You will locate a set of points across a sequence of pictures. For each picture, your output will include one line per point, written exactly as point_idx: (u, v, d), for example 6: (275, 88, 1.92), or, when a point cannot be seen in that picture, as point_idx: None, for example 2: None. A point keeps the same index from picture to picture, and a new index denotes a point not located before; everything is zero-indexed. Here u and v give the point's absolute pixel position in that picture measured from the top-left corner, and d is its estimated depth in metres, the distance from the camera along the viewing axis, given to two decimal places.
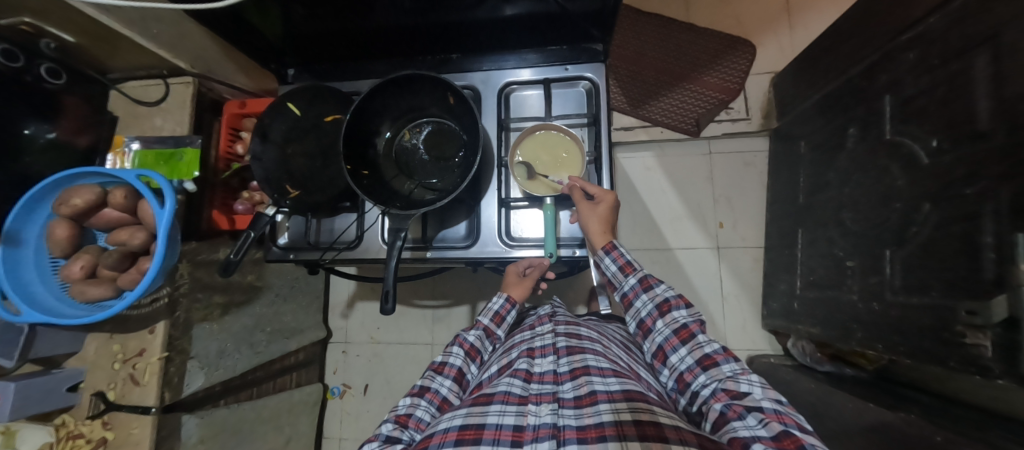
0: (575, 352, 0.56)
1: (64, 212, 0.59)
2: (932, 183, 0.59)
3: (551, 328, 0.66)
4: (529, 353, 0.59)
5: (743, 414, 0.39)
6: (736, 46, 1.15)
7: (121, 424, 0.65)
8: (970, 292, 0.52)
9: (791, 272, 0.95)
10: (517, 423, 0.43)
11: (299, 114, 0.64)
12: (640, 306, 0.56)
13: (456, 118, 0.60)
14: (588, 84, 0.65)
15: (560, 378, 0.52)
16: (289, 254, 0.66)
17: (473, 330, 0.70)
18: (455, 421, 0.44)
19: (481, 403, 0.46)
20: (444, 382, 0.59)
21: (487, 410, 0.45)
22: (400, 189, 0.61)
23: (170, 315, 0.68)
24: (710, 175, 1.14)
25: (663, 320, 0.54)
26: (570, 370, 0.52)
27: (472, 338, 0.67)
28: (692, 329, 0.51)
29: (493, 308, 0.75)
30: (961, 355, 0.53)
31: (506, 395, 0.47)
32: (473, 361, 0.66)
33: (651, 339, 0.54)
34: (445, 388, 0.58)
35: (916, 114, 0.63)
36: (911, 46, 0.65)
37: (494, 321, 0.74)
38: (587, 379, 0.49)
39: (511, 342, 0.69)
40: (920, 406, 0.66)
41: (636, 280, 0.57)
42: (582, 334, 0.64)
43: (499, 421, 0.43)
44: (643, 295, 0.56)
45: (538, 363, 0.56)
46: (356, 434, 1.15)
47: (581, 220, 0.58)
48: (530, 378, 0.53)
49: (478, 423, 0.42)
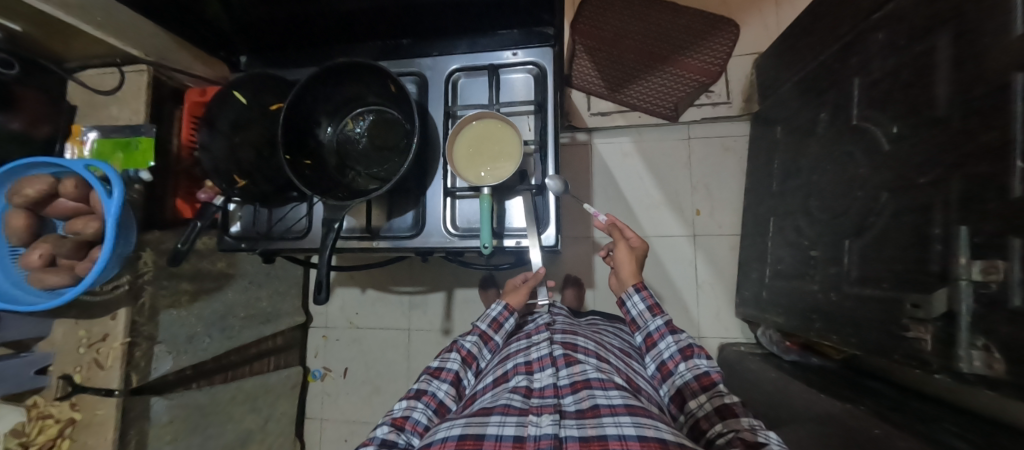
0: (574, 362, 0.58)
1: (19, 202, 0.61)
2: (892, 172, 0.56)
3: (547, 337, 0.66)
4: (527, 367, 0.59)
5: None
6: (718, 25, 1.10)
7: (88, 406, 0.67)
8: (916, 284, 0.50)
9: (762, 261, 0.93)
10: (517, 434, 0.44)
11: (246, 103, 0.63)
12: (662, 348, 0.66)
13: (399, 107, 0.59)
14: (534, 69, 0.62)
15: (560, 391, 0.54)
16: (240, 243, 0.66)
17: (470, 336, 0.71)
18: (454, 431, 0.45)
19: (480, 414, 0.48)
20: (441, 386, 0.61)
21: (487, 421, 0.46)
22: (344, 178, 0.61)
23: (131, 301, 0.70)
24: (688, 161, 1.12)
25: (685, 364, 0.61)
26: (570, 384, 0.54)
27: (468, 345, 0.68)
28: (713, 377, 0.56)
29: (493, 314, 0.75)
30: (905, 349, 0.52)
31: (506, 408, 0.49)
32: (471, 367, 0.67)
33: (671, 381, 0.61)
34: (443, 392, 0.60)
35: (881, 98, 0.60)
36: (881, 26, 0.61)
37: (492, 328, 0.74)
38: (588, 392, 0.51)
39: (506, 351, 0.70)
40: (873, 396, 0.66)
41: (662, 322, 0.68)
42: (579, 343, 0.65)
43: (499, 432, 0.44)
44: (668, 338, 0.66)
45: (537, 378, 0.57)
46: (337, 416, 1.19)
47: (618, 263, 0.76)
48: (531, 394, 0.54)
49: (477, 433, 0.44)
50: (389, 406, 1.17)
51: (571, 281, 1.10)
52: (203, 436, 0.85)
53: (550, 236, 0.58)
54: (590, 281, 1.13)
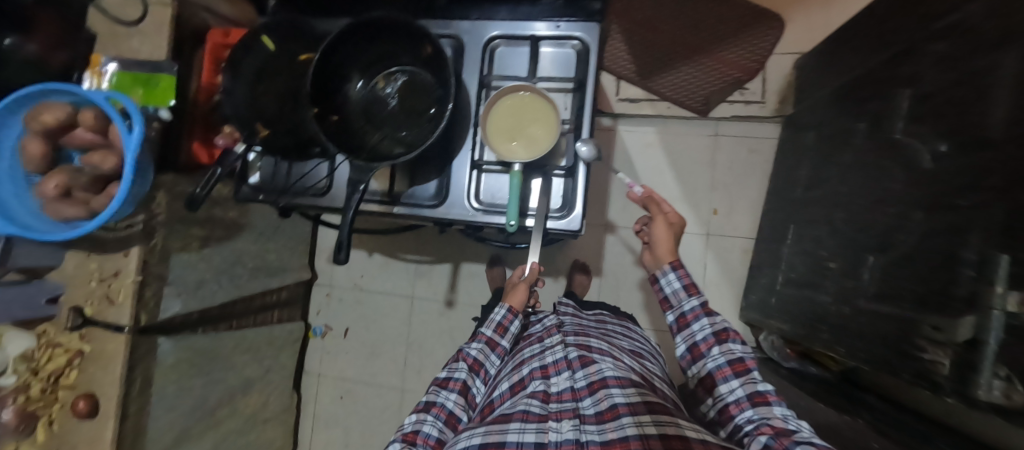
0: (589, 363, 0.60)
1: (36, 128, 0.59)
2: (929, 191, 0.55)
3: (560, 340, 0.69)
4: (542, 372, 0.63)
5: (790, 446, 0.42)
6: (763, 20, 1.05)
7: (98, 339, 0.68)
8: (939, 308, 0.49)
9: (774, 267, 0.93)
10: (538, 440, 0.47)
11: (273, 49, 0.60)
12: (696, 329, 0.65)
13: (433, 71, 0.56)
14: (578, 45, 0.59)
15: (578, 393, 0.57)
16: (258, 194, 0.65)
17: (475, 343, 0.72)
18: (474, 440, 0.49)
19: (499, 422, 0.51)
20: (450, 396, 0.62)
21: (506, 428, 0.49)
22: (367, 140, 0.56)
23: (145, 241, 0.69)
24: (711, 158, 1.09)
25: (719, 347, 0.61)
26: (587, 385, 0.56)
27: (474, 353, 0.70)
28: (747, 364, 0.57)
29: (496, 319, 0.77)
30: (915, 368, 0.52)
31: (525, 414, 0.52)
32: (478, 375, 0.69)
33: (701, 363, 0.62)
34: (450, 402, 0.61)
35: (929, 113, 0.58)
36: (942, 36, 0.57)
37: (497, 333, 0.76)
38: (606, 391, 0.53)
39: (520, 357, 0.71)
40: (871, 410, 0.67)
41: (698, 303, 0.67)
42: (591, 345, 0.66)
43: (520, 438, 0.47)
44: (703, 320, 0.65)
45: (554, 382, 0.60)
46: (335, 374, 1.22)
47: (655, 239, 0.77)
48: (549, 398, 0.57)
49: (498, 440, 0.47)
50: (387, 368, 1.19)
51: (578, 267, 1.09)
52: (208, 378, 0.87)
53: (574, 219, 0.57)
54: (598, 269, 1.13)
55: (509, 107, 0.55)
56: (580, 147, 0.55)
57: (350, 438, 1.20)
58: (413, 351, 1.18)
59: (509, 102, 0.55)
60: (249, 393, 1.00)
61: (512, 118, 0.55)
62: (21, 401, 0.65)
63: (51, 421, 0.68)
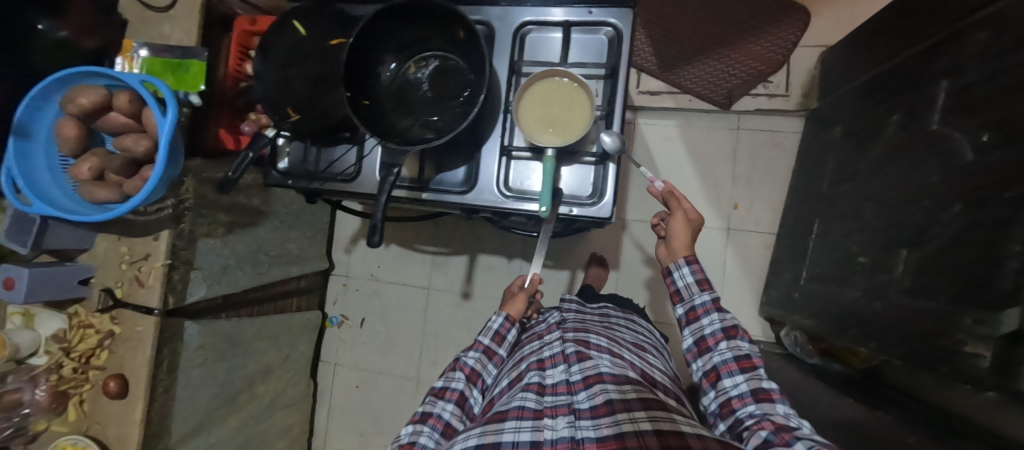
0: (586, 358, 0.58)
1: (72, 111, 0.60)
2: (966, 183, 0.53)
3: (559, 336, 0.68)
4: (539, 365, 0.62)
5: (790, 441, 0.40)
6: (789, 12, 1.03)
7: (128, 321, 0.68)
8: (978, 300, 0.47)
9: (798, 262, 0.92)
10: (533, 439, 0.44)
11: (304, 34, 0.60)
12: (705, 323, 0.63)
13: (466, 56, 0.56)
14: (612, 32, 0.58)
15: (573, 387, 0.54)
16: (288, 180, 0.66)
17: (472, 352, 0.69)
18: (470, 441, 0.46)
19: (495, 421, 0.48)
20: (447, 406, 0.57)
21: (502, 427, 0.47)
22: (398, 124, 0.56)
23: (174, 225, 0.70)
24: (732, 152, 1.09)
25: (727, 343, 0.59)
26: (583, 378, 0.54)
27: (472, 362, 0.66)
28: (754, 362, 0.55)
29: (493, 327, 0.74)
30: (954, 363, 0.50)
31: (520, 411, 0.49)
32: (476, 385, 0.65)
33: (707, 358, 0.60)
34: (448, 413, 0.57)
35: (969, 104, 0.55)
36: (987, 25, 0.54)
37: (495, 341, 0.73)
38: (601, 386, 0.50)
39: (520, 353, 0.72)
40: (900, 406, 0.65)
41: (709, 298, 0.65)
42: (591, 339, 0.65)
43: (516, 437, 0.44)
44: (712, 315, 0.63)
45: (549, 375, 0.59)
46: (351, 363, 1.23)
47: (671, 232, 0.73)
48: (544, 391, 0.56)
49: (494, 441, 0.44)
50: (402, 358, 1.20)
51: (595, 260, 1.09)
52: (230, 363, 0.88)
53: (604, 207, 0.57)
54: (615, 262, 1.12)
55: (542, 92, 0.55)
56: (607, 138, 0.54)
57: (365, 425, 1.21)
58: (429, 340, 1.19)
59: (544, 85, 0.55)
60: (268, 380, 1.01)
61: (545, 103, 0.54)
62: (53, 380, 0.67)
63: (82, 400, 0.69)
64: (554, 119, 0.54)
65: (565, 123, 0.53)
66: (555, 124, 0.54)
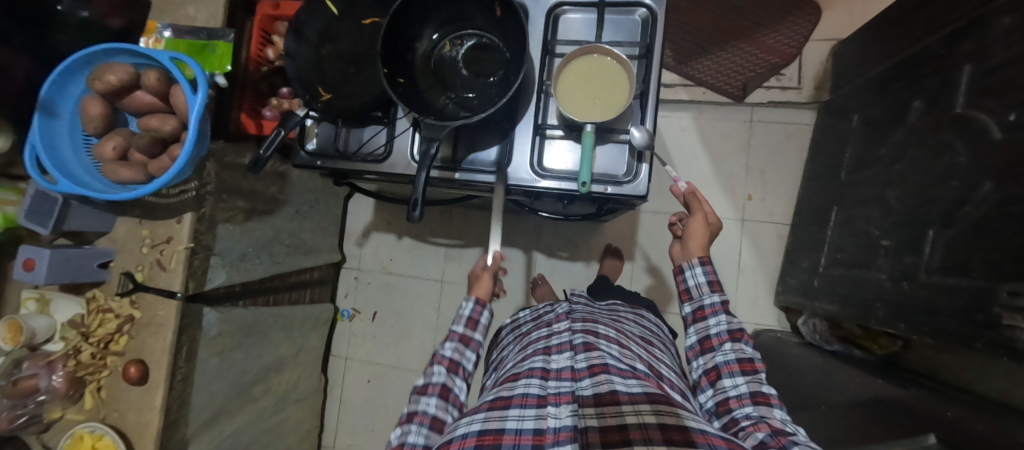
0: (593, 349, 0.55)
1: (98, 88, 0.59)
2: (996, 161, 0.54)
3: (568, 326, 0.65)
4: (546, 350, 0.60)
5: (788, 444, 0.41)
6: (801, 6, 1.06)
7: (148, 305, 0.67)
8: (1015, 274, 0.48)
9: (816, 250, 0.93)
10: (536, 427, 0.42)
11: (337, 14, 0.59)
12: (711, 323, 0.64)
13: (503, 34, 0.56)
14: (645, 13, 0.59)
15: (577, 374, 0.51)
16: (317, 160, 0.65)
17: (448, 342, 0.62)
18: (473, 427, 0.43)
19: (499, 407, 0.46)
20: (430, 402, 0.52)
21: (506, 414, 0.44)
22: (434, 102, 0.57)
23: (196, 208, 0.68)
24: (746, 144, 1.10)
25: (731, 344, 0.60)
26: (588, 367, 0.51)
27: (449, 353, 0.59)
28: (756, 365, 0.56)
29: (464, 313, 0.65)
30: (992, 337, 0.51)
31: (524, 398, 0.46)
32: (459, 374, 0.59)
33: (710, 356, 0.61)
34: (433, 407, 0.52)
35: (997, 86, 0.56)
36: (1009, 9, 0.56)
37: (470, 327, 0.65)
38: (606, 376, 0.48)
39: (527, 341, 0.69)
40: (928, 387, 0.66)
41: (719, 299, 0.65)
42: (599, 331, 0.62)
43: (519, 425, 0.42)
44: (720, 315, 0.64)
45: (554, 360, 0.56)
46: (362, 357, 1.22)
47: (688, 235, 0.73)
48: (548, 375, 0.53)
49: (497, 428, 0.41)
50: (412, 352, 1.19)
51: (610, 251, 1.09)
52: (246, 353, 0.86)
53: (640, 185, 0.57)
54: (630, 254, 1.13)
55: (579, 72, 0.55)
56: (635, 133, 0.56)
57: (373, 422, 1.19)
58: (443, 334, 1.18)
59: (580, 66, 0.55)
60: (282, 372, 1.00)
61: (585, 82, 0.55)
62: (71, 365, 0.65)
63: (99, 387, 0.67)
64: (597, 97, 0.54)
65: (608, 100, 0.54)
66: (599, 102, 0.54)
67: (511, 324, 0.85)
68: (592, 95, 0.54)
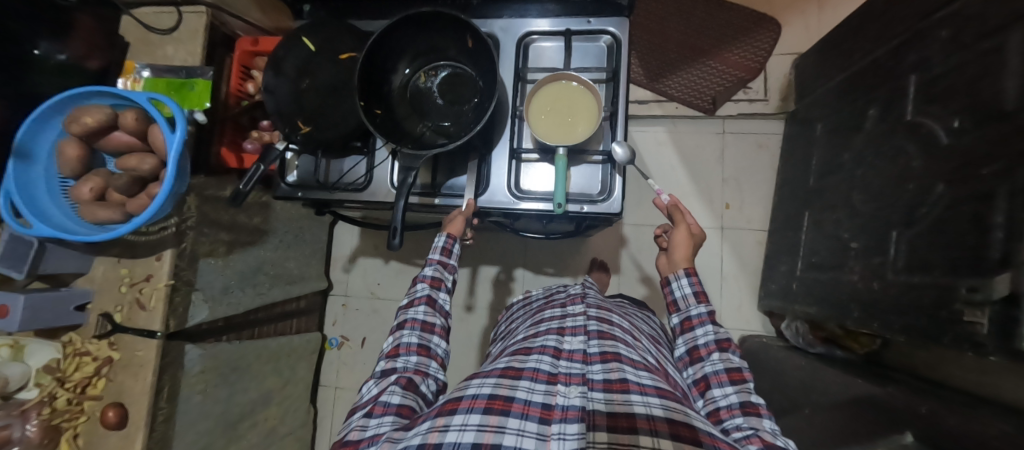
0: (607, 337, 0.57)
1: (75, 130, 0.59)
2: (947, 165, 0.57)
3: (582, 310, 0.66)
4: (559, 330, 0.60)
5: None
6: (761, 24, 1.12)
7: (127, 346, 0.66)
8: (971, 270, 0.51)
9: (793, 255, 0.96)
10: (545, 402, 0.43)
11: (313, 49, 0.62)
12: (699, 333, 0.65)
13: (475, 64, 0.59)
14: (610, 39, 0.62)
15: (589, 358, 0.53)
16: (298, 192, 0.66)
17: (426, 264, 0.60)
18: (483, 390, 0.44)
19: (510, 375, 0.47)
20: (419, 311, 0.55)
21: (517, 384, 0.45)
22: (412, 130, 0.59)
23: (176, 244, 0.68)
24: (720, 155, 1.14)
25: (719, 354, 0.60)
26: (600, 353, 0.53)
27: (430, 272, 0.59)
28: (744, 375, 0.56)
29: (436, 243, 0.60)
30: (956, 332, 0.53)
31: (536, 371, 0.48)
32: (442, 289, 0.59)
33: (698, 366, 0.62)
34: (422, 314, 0.55)
35: (941, 94, 0.60)
36: (945, 24, 0.60)
37: (446, 253, 0.61)
38: (618, 365, 0.50)
39: (540, 316, 0.70)
40: (906, 383, 0.68)
41: (705, 310, 0.66)
42: (613, 320, 0.65)
43: (528, 397, 0.43)
44: (707, 326, 0.65)
45: (567, 341, 0.57)
46: (352, 384, 1.19)
47: (673, 245, 0.75)
48: (560, 354, 0.54)
49: (507, 395, 0.43)
50: None
51: (596, 264, 1.11)
52: (231, 387, 0.84)
53: (614, 203, 0.58)
54: (615, 266, 1.14)
55: (545, 97, 0.58)
56: (618, 148, 0.56)
57: None
58: None
59: (546, 90, 0.58)
60: (269, 405, 0.98)
61: (553, 105, 0.58)
62: (46, 413, 0.62)
63: (77, 434, 0.65)
64: (569, 118, 0.57)
65: (582, 118, 0.56)
66: (573, 121, 0.57)
67: (525, 302, 0.85)
68: (564, 116, 0.57)
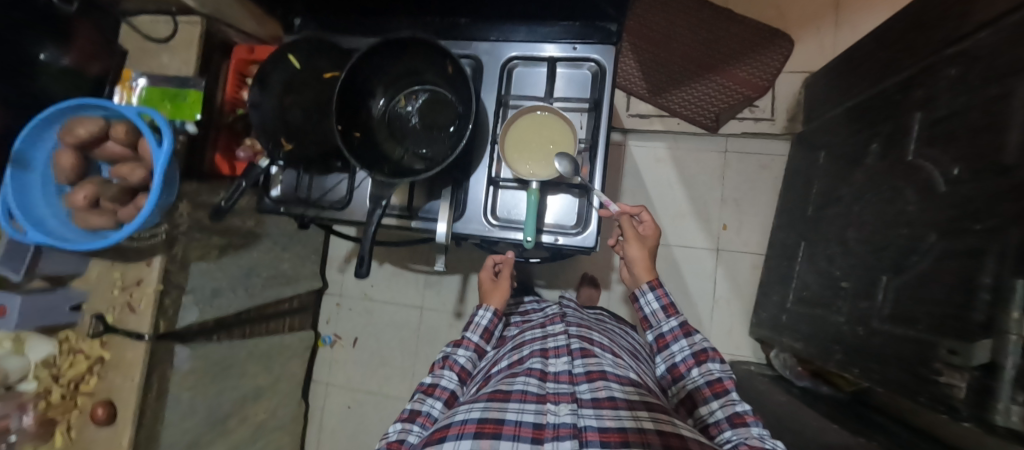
0: (590, 355, 0.58)
1: (69, 140, 0.61)
2: (942, 214, 0.54)
3: (563, 328, 0.66)
4: (542, 353, 0.60)
5: None
6: (772, 39, 1.08)
7: (117, 346, 0.69)
8: (953, 331, 0.48)
9: (786, 285, 0.93)
10: (536, 421, 0.44)
11: (299, 67, 0.62)
12: (675, 350, 0.64)
13: (455, 89, 0.59)
14: (594, 67, 0.61)
15: (574, 378, 0.53)
16: (280, 206, 0.68)
17: (461, 349, 0.69)
18: (472, 414, 0.45)
19: (498, 399, 0.47)
20: (435, 404, 0.59)
21: (505, 406, 0.46)
22: (390, 153, 0.60)
23: (166, 250, 0.70)
24: (721, 173, 1.11)
25: (699, 368, 0.60)
26: (585, 373, 0.53)
27: (462, 361, 0.67)
28: (726, 385, 0.55)
29: (482, 323, 0.73)
30: (932, 392, 0.51)
31: (523, 394, 0.48)
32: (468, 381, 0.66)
33: (683, 384, 0.62)
34: (437, 409, 0.58)
35: (944, 137, 0.57)
36: (955, 62, 0.57)
37: (483, 338, 0.73)
38: (604, 383, 0.50)
39: (521, 339, 0.70)
40: (885, 432, 0.66)
41: (676, 324, 0.66)
42: (593, 339, 0.65)
43: (519, 417, 0.44)
44: (681, 341, 0.64)
45: (551, 363, 0.57)
46: (342, 382, 1.23)
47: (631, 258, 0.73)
48: (546, 377, 0.54)
49: (497, 418, 0.43)
50: (393, 377, 1.20)
51: (587, 279, 1.11)
52: (218, 386, 0.88)
53: (588, 236, 0.58)
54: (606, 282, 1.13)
55: (519, 127, 0.59)
56: (563, 166, 0.55)
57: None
58: (421, 360, 1.19)
59: (520, 121, 0.59)
60: (257, 402, 1.01)
61: (529, 135, 0.58)
62: (42, 405, 0.66)
63: (69, 428, 0.69)
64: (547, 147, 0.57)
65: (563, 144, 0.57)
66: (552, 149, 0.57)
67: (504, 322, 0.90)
68: (542, 145, 0.57)
